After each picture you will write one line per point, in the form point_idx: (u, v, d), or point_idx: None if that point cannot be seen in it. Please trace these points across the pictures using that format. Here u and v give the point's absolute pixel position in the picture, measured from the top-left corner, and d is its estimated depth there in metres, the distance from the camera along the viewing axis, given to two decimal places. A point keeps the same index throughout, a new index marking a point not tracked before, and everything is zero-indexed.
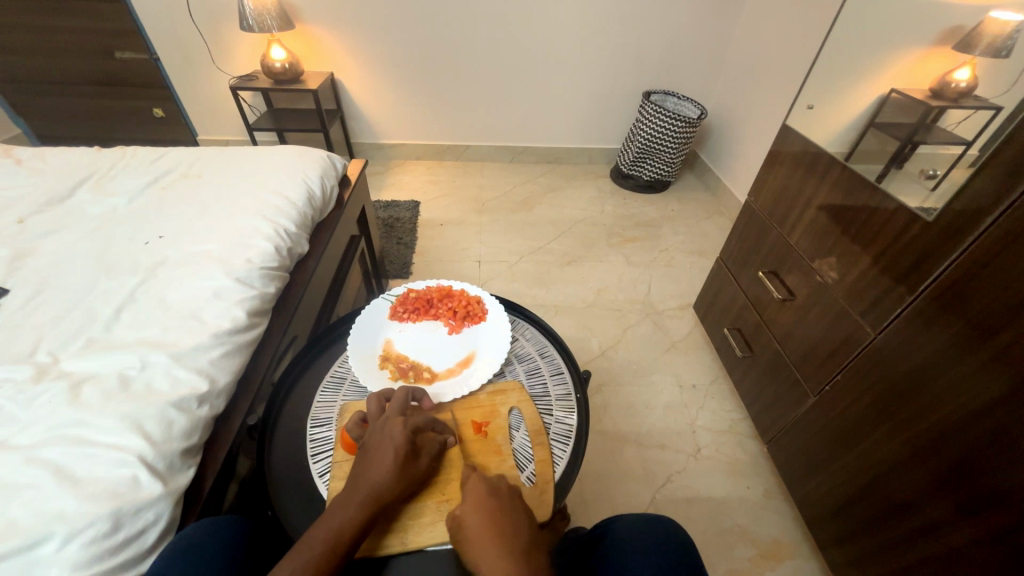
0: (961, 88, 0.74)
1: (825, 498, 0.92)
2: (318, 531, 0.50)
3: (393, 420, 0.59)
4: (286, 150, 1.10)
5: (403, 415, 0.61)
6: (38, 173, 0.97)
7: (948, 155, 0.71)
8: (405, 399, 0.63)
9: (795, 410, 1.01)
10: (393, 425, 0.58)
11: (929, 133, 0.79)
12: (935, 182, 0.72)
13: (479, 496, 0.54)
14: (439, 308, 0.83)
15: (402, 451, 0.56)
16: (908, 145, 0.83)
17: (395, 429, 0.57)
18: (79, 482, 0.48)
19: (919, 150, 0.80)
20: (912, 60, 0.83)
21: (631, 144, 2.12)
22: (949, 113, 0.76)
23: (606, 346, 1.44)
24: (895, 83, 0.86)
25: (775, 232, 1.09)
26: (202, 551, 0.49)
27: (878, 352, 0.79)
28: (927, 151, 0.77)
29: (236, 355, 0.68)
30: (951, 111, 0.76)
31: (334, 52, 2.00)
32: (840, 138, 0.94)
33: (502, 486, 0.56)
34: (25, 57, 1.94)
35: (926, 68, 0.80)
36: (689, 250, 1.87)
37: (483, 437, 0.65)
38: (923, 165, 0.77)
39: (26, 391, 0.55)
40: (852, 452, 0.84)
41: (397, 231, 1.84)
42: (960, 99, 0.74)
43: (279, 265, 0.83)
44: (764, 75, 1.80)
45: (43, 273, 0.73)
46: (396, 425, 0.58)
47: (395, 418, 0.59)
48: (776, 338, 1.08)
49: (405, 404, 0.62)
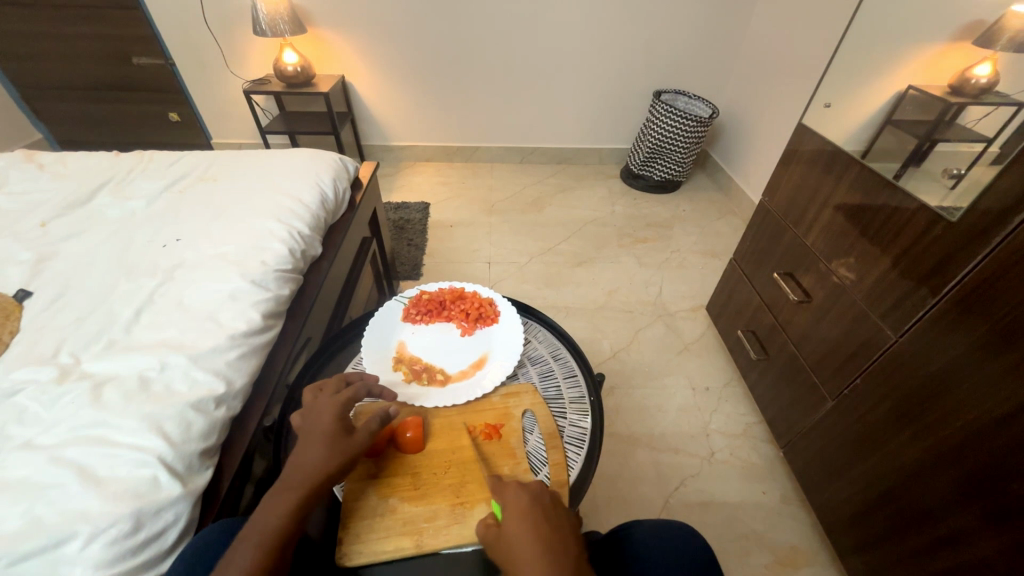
0: (981, 84, 0.73)
1: (844, 504, 0.89)
2: (257, 526, 0.46)
3: (322, 404, 0.59)
4: (299, 153, 1.11)
5: (334, 396, 0.60)
6: (61, 177, 0.99)
7: (968, 153, 0.70)
8: (337, 383, 0.63)
9: (812, 414, 0.99)
10: (321, 408, 0.58)
11: (947, 131, 0.78)
12: (956, 181, 0.71)
13: (526, 523, 0.48)
14: (452, 310, 0.82)
15: (333, 430, 0.55)
16: (926, 142, 0.82)
17: (328, 411, 0.57)
18: (102, 482, 0.49)
19: (938, 147, 0.79)
20: (930, 56, 0.82)
21: (642, 145, 2.11)
22: (969, 111, 0.74)
23: (617, 347, 1.43)
24: (913, 79, 0.85)
25: (791, 233, 1.07)
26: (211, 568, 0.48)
27: (899, 355, 0.77)
28: (946, 149, 0.76)
29: (252, 357, 0.68)
30: (971, 108, 0.74)
31: (345, 55, 2.02)
32: (856, 136, 0.93)
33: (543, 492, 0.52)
34: (46, 65, 1.99)
35: (945, 64, 0.79)
36: (701, 250, 1.85)
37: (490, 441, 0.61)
38: (943, 163, 0.76)
39: (50, 391, 0.57)
40: (872, 457, 0.82)
41: (407, 232, 1.86)
42: (981, 95, 0.72)
43: (293, 267, 0.84)
44: (778, 73, 1.77)
45: (64, 276, 0.74)
46: (325, 408, 0.58)
47: (324, 402, 0.59)
48: (792, 340, 1.06)
49: (337, 388, 0.62)
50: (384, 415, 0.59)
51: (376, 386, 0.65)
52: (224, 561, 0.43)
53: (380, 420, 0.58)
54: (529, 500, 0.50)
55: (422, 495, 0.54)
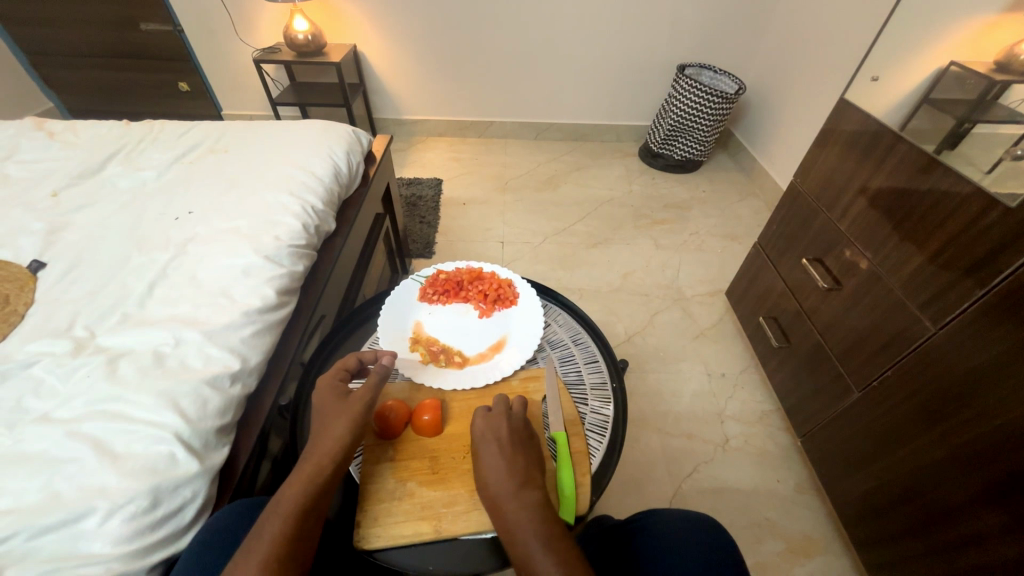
0: None
1: (865, 497, 0.87)
2: (277, 504, 0.45)
3: (326, 379, 0.58)
4: (310, 125, 1.07)
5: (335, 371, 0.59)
6: (71, 146, 0.97)
7: (1010, 136, 0.70)
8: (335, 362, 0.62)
9: (835, 406, 0.96)
10: (326, 383, 0.57)
11: (989, 111, 0.77)
12: (997, 166, 0.70)
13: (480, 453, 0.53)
14: (470, 290, 0.79)
15: (330, 398, 0.55)
16: (965, 124, 0.79)
17: (321, 381, 0.57)
18: (118, 458, 0.48)
19: (978, 129, 0.77)
20: (975, 30, 0.80)
21: (662, 121, 2.03)
22: (1014, 89, 0.73)
23: (632, 331, 1.41)
24: (956, 54, 0.82)
25: (822, 216, 1.02)
26: (226, 547, 0.48)
27: (936, 349, 0.73)
28: (986, 132, 0.75)
29: (266, 334, 0.67)
30: (1015, 86, 0.73)
31: (356, 23, 1.95)
32: (894, 112, 0.88)
33: (500, 426, 0.54)
34: (53, 31, 1.95)
35: (988, 40, 0.77)
36: (720, 233, 1.79)
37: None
38: (988, 147, 0.73)
39: (66, 365, 0.56)
40: (898, 452, 0.79)
41: (419, 209, 1.82)
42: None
43: (306, 243, 0.82)
44: (810, 47, 1.67)
45: (77, 248, 0.73)
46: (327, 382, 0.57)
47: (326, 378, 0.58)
48: (818, 328, 1.02)
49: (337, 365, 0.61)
50: (382, 369, 0.59)
51: (366, 352, 0.63)
52: (251, 536, 0.42)
53: (379, 379, 0.58)
54: (504, 424, 0.55)
55: (441, 480, 0.53)
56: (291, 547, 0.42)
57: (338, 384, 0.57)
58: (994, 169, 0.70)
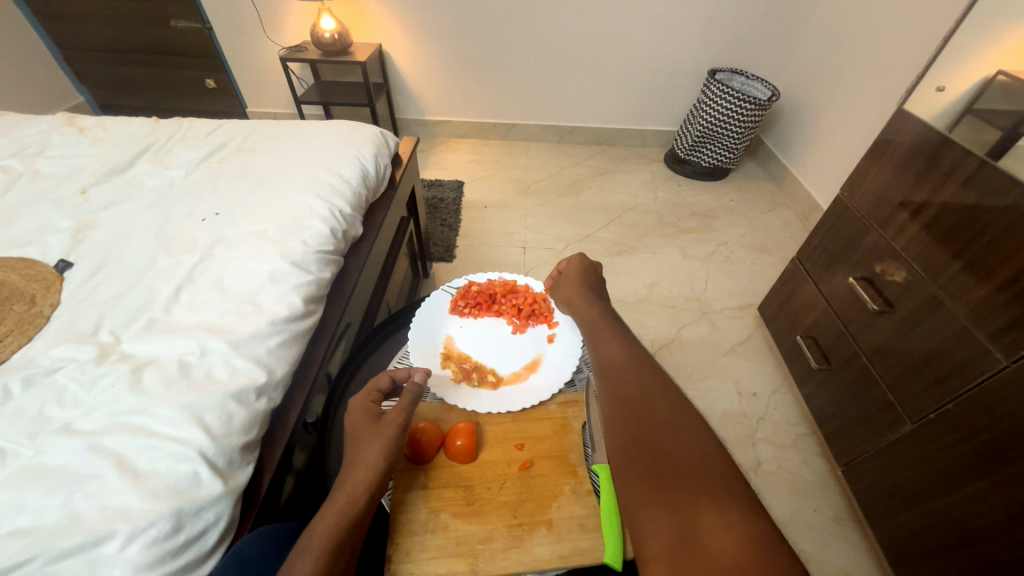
0: None
1: (916, 536, 0.82)
2: (308, 540, 0.42)
3: (357, 406, 0.54)
4: (338, 125, 1.05)
5: (368, 396, 0.56)
6: (100, 142, 0.96)
7: None
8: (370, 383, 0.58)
9: (882, 436, 0.90)
10: (359, 411, 0.53)
11: None
12: None
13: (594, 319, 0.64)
14: (503, 304, 0.76)
15: (364, 422, 0.52)
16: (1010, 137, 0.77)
17: (353, 403, 0.54)
18: (141, 476, 0.46)
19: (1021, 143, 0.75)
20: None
21: (691, 128, 1.97)
22: None
23: (658, 345, 1.36)
24: (1004, 63, 0.80)
25: (873, 234, 0.96)
26: None
27: (1007, 385, 0.67)
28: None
29: (293, 344, 0.64)
30: None
31: (382, 22, 1.93)
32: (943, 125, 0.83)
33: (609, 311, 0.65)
34: (86, 26, 1.98)
35: None
36: (750, 244, 1.73)
37: (531, 463, 0.54)
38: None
39: (89, 372, 0.54)
40: (958, 492, 0.73)
41: (440, 212, 1.80)
42: None
43: (334, 248, 0.79)
44: (849, 53, 1.61)
45: (103, 248, 0.71)
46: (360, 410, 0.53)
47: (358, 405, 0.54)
48: (864, 352, 0.96)
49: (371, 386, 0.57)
50: (415, 389, 0.56)
51: (400, 370, 0.60)
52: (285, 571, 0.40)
53: (411, 399, 0.54)
54: (594, 273, 0.71)
55: (475, 512, 0.49)
56: None
57: (371, 406, 0.54)
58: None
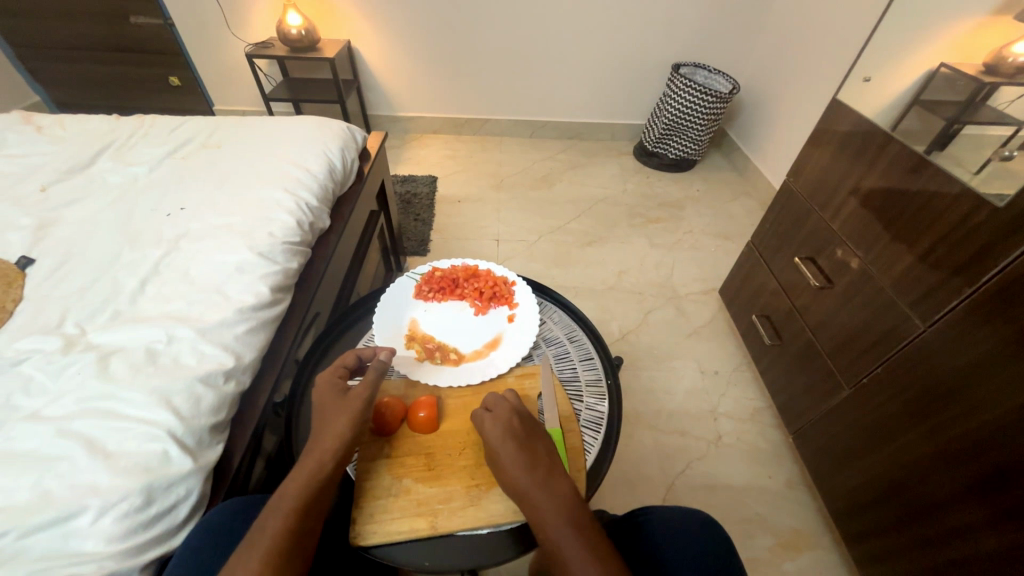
0: (1018, 62, 0.72)
1: (854, 492, 0.89)
2: (278, 501, 0.46)
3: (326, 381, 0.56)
4: (304, 121, 1.06)
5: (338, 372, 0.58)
6: (59, 141, 0.95)
7: (995, 137, 0.73)
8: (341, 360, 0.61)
9: (825, 403, 0.97)
10: (327, 386, 0.56)
11: (976, 113, 0.78)
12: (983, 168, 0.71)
13: None
14: (465, 288, 0.79)
15: (330, 397, 0.55)
16: (954, 125, 0.80)
17: (321, 378, 0.57)
18: (111, 456, 0.48)
19: (965, 130, 0.78)
20: (967, 32, 0.81)
21: (657, 120, 2.03)
22: (1003, 91, 0.75)
23: (627, 329, 1.41)
24: (947, 57, 0.83)
25: (815, 216, 1.03)
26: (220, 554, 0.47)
27: (925, 348, 0.74)
28: (973, 133, 0.77)
29: (261, 330, 0.67)
30: (1004, 88, 0.74)
31: (350, 18, 1.93)
32: (884, 113, 0.90)
33: None
34: (40, 23, 1.91)
35: (980, 40, 0.78)
36: (714, 232, 1.81)
37: None
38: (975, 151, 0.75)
39: (56, 362, 0.55)
40: (887, 448, 0.80)
41: (414, 207, 1.82)
42: (1016, 75, 0.72)
43: (301, 240, 0.81)
44: (802, 48, 1.69)
45: (66, 245, 0.72)
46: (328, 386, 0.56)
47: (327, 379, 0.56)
48: (809, 326, 1.03)
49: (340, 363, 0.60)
50: (380, 366, 0.59)
51: (366, 349, 0.63)
52: (256, 528, 0.43)
53: (377, 375, 0.58)
54: None
55: (436, 476, 0.53)
56: (292, 541, 0.43)
57: (338, 380, 0.57)
58: (982, 169, 0.71)
